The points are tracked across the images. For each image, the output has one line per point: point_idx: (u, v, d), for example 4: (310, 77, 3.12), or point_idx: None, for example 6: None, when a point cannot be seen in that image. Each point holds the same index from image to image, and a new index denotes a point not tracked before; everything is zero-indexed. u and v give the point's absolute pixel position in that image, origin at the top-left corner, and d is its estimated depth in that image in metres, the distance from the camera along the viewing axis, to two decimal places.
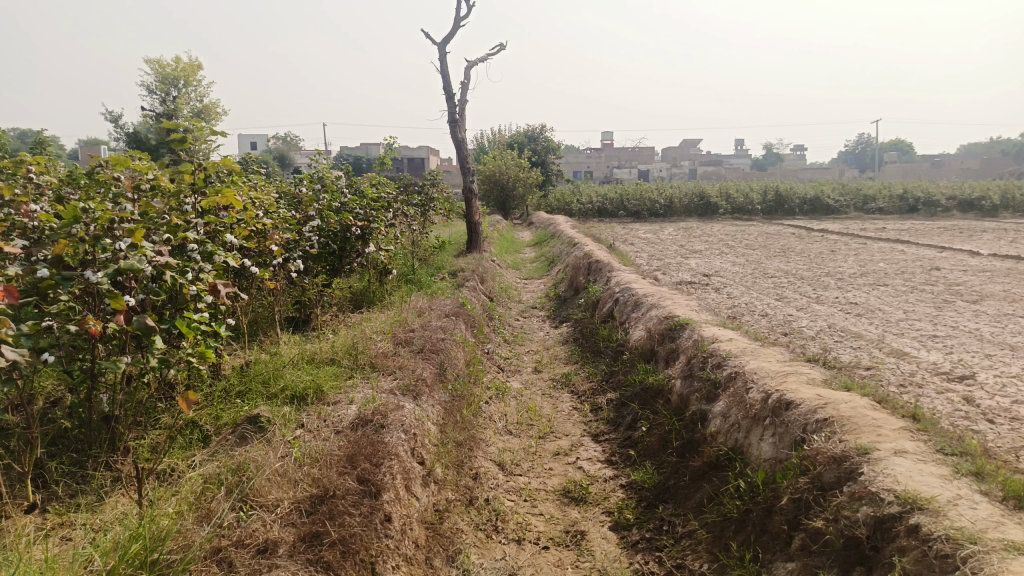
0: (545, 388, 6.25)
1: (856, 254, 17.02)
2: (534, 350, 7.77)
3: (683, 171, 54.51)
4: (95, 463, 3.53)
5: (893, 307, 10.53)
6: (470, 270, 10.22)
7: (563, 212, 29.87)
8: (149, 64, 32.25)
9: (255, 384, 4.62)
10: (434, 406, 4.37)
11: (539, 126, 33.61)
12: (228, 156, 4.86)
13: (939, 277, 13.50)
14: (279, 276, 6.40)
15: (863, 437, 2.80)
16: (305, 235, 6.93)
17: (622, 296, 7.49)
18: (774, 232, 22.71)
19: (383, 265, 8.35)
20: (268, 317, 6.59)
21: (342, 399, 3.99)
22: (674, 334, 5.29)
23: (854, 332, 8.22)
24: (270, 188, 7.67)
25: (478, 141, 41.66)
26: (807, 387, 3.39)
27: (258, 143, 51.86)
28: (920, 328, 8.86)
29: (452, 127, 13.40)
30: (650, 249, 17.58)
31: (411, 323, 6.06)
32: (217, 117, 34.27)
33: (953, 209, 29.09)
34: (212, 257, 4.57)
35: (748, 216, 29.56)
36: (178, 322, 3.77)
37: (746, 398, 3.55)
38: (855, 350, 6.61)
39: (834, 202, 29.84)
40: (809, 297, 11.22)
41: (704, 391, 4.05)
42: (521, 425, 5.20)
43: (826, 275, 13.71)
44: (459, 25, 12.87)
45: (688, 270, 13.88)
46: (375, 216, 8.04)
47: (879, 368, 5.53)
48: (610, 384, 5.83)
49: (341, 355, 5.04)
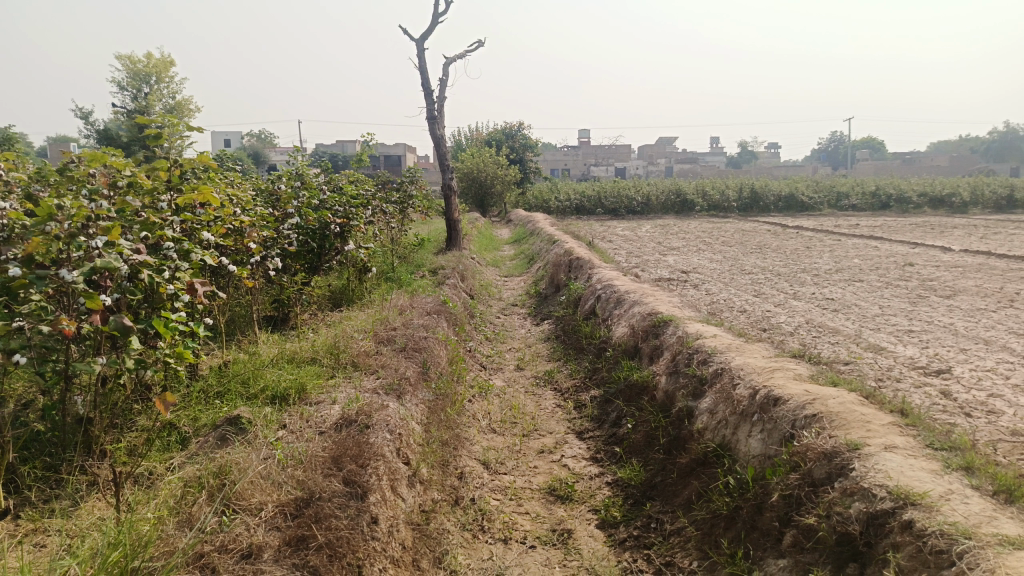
0: (527, 385, 6.22)
1: (830, 250, 17.22)
2: (516, 347, 7.74)
3: (660, 168, 54.81)
4: (69, 467, 3.42)
5: (869, 302, 10.66)
6: (451, 267, 10.16)
7: (541, 209, 29.89)
8: (121, 60, 31.68)
9: (234, 384, 4.53)
10: (418, 405, 4.32)
11: (517, 123, 33.58)
12: (205, 152, 4.76)
13: (912, 272, 13.70)
14: (257, 275, 6.29)
15: (852, 432, 2.80)
16: (283, 232, 6.83)
17: (603, 293, 7.48)
18: (750, 229, 22.90)
19: (362, 263, 8.27)
20: (245, 316, 6.48)
21: (325, 399, 3.92)
22: (657, 330, 5.28)
23: (832, 328, 8.29)
24: (247, 185, 7.54)
25: (456, 138, 41.54)
26: (794, 383, 3.39)
27: (233, 140, 51.24)
28: (896, 323, 8.98)
29: (431, 124, 13.31)
30: (629, 246, 17.64)
31: (392, 321, 5.99)
32: (191, 113, 33.78)
33: (924, 205, 29.58)
34: (189, 256, 4.48)
35: (724, 213, 29.81)
36: (156, 322, 3.68)
37: (733, 394, 3.54)
38: (834, 346, 6.66)
39: (809, 198, 30.20)
40: (786, 293, 11.32)
41: (690, 387, 4.04)
42: (505, 424, 5.16)
43: (802, 271, 13.85)
44: (437, 21, 12.79)
45: (667, 267, 13.93)
46: (354, 213, 7.95)
47: (858, 363, 5.58)
48: (593, 381, 5.82)
49: (322, 354, 4.96)
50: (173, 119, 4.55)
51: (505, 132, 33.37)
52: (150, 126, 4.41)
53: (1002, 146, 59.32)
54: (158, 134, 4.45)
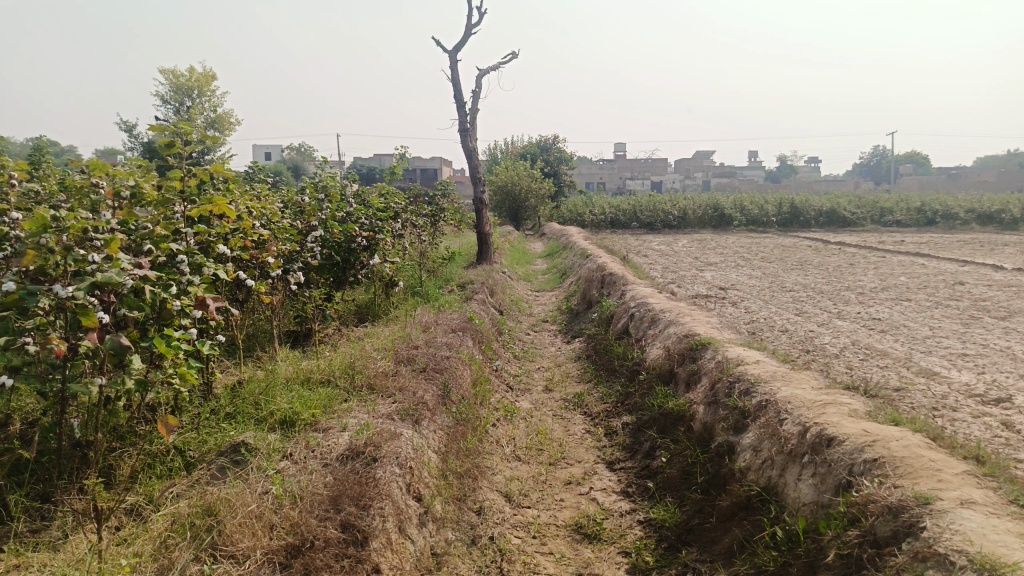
0: (555, 409, 5.90)
1: (875, 267, 16.59)
2: (545, 367, 7.42)
3: (697, 182, 54.12)
4: (60, 495, 3.22)
5: (918, 323, 10.12)
6: (480, 282, 9.92)
7: (575, 223, 29.64)
8: (164, 74, 32.29)
9: (245, 405, 4.32)
10: (435, 432, 4.04)
11: (552, 137, 33.40)
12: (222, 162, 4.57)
13: (962, 292, 13.06)
14: (278, 290, 6.08)
15: (920, 482, 2.44)
16: (307, 245, 6.63)
17: (637, 311, 7.14)
18: (790, 245, 22.25)
19: (388, 278, 8.05)
20: (266, 331, 6.29)
21: (334, 424, 3.66)
22: (695, 354, 4.93)
23: (879, 351, 7.83)
24: (272, 197, 7.36)
25: (490, 151, 41.54)
26: (850, 420, 3.02)
27: (273, 154, 52.27)
28: (948, 346, 8.47)
29: (463, 136, 13.13)
30: (664, 261, 17.20)
31: (415, 339, 5.73)
32: (231, 127, 34.20)
33: (972, 221, 28.51)
34: (201, 269, 4.31)
35: (763, 228, 29.19)
36: (157, 341, 3.48)
37: (780, 430, 3.19)
38: (882, 370, 6.23)
39: (851, 214, 29.42)
40: (829, 312, 10.82)
41: (731, 420, 3.68)
42: (531, 451, 4.85)
43: (845, 289, 13.31)
44: (470, 33, 12.64)
45: (704, 283, 13.50)
46: (381, 226, 7.75)
47: (909, 390, 5.17)
48: (625, 406, 5.48)
49: (339, 373, 4.71)
50: (184, 125, 4.31)
51: (540, 146, 33.21)
52: (160, 134, 4.20)
53: None
54: (170, 142, 4.25)
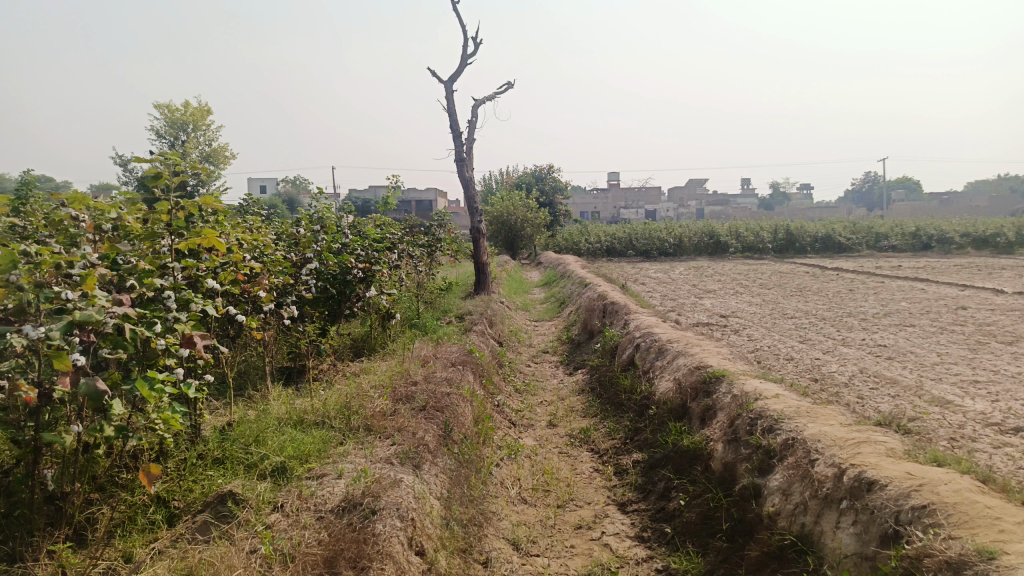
0: (561, 445, 5.64)
1: (875, 293, 16.44)
2: (548, 400, 7.16)
3: (692, 210, 54.20)
4: (27, 554, 2.96)
5: (925, 349, 9.91)
6: (479, 313, 9.70)
7: (572, 252, 29.54)
8: (159, 109, 32.28)
9: (235, 450, 4.07)
10: (437, 476, 3.79)
11: (546, 166, 33.46)
12: (211, 194, 4.33)
13: (966, 317, 12.87)
14: (271, 326, 5.85)
15: (980, 533, 2.20)
16: (301, 278, 6.41)
17: (642, 341, 6.92)
18: (788, 271, 22.13)
19: (385, 310, 7.82)
20: (258, 368, 6.05)
21: (329, 471, 3.41)
22: (708, 387, 4.70)
23: (889, 379, 7.61)
24: (265, 229, 7.16)
25: (485, 182, 41.63)
26: (889, 461, 2.79)
27: (269, 186, 52.29)
28: (958, 372, 8.24)
29: (460, 166, 13.01)
30: (663, 289, 17.00)
31: (413, 375, 5.48)
32: (226, 160, 34.10)
33: (967, 246, 28.46)
34: (189, 306, 4.10)
35: (759, 254, 29.13)
36: (138, 384, 3.24)
37: (812, 472, 2.95)
38: (896, 399, 6.01)
39: (846, 240, 29.39)
40: (834, 339, 10.62)
41: (755, 461, 3.43)
42: (537, 493, 4.58)
43: (848, 315, 13.11)
44: (466, 63, 12.58)
45: (704, 310, 13.30)
46: (377, 258, 7.54)
47: (926, 421, 4.95)
48: (634, 443, 5.24)
49: (334, 412, 4.46)
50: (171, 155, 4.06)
51: (535, 176, 33.24)
52: (145, 164, 3.95)
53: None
54: (157, 172, 3.97)
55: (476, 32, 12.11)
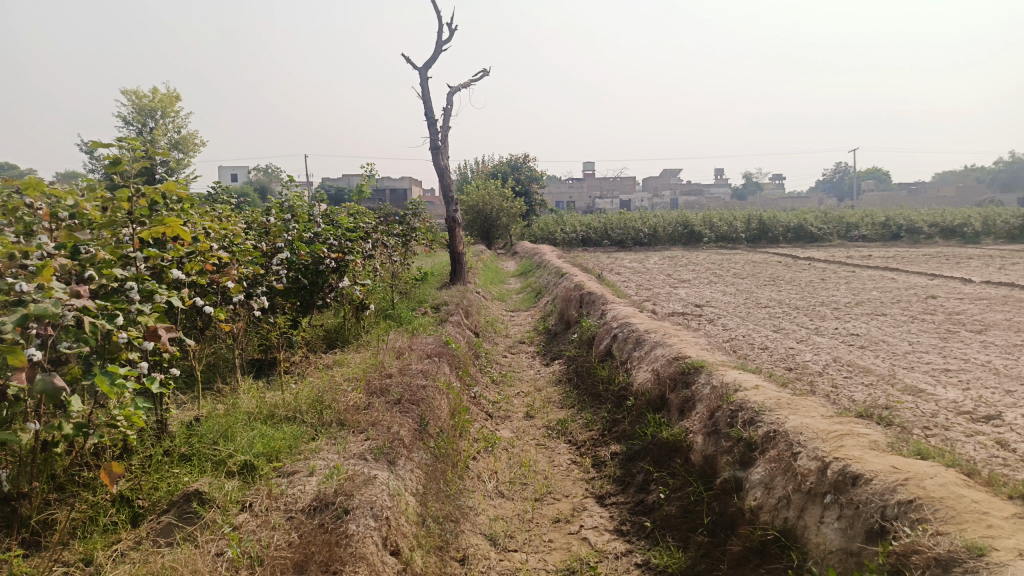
0: (538, 437, 5.57)
1: (846, 282, 16.61)
2: (524, 392, 7.09)
3: (666, 200, 54.41)
4: None
5: (896, 338, 10.01)
6: (454, 303, 9.59)
7: (547, 241, 29.49)
8: (126, 95, 31.50)
9: (202, 446, 3.94)
10: (413, 472, 3.70)
11: (522, 156, 33.32)
12: (172, 181, 4.17)
13: (935, 306, 13.04)
14: (241, 317, 5.69)
15: (967, 528, 2.16)
16: (271, 268, 6.25)
17: (620, 331, 6.86)
18: (761, 261, 22.31)
19: (359, 301, 7.67)
20: (228, 360, 5.89)
21: (300, 468, 3.30)
22: (686, 378, 4.65)
23: (862, 368, 7.66)
24: (234, 218, 6.98)
25: (460, 171, 41.36)
26: (873, 454, 2.75)
27: (240, 175, 51.38)
28: (929, 361, 8.33)
29: (435, 154, 12.84)
30: (638, 279, 17.01)
31: (387, 367, 5.37)
32: (196, 148, 33.41)
33: (935, 235, 28.90)
34: (153, 297, 3.95)
35: (732, 244, 29.33)
36: (98, 379, 3.10)
37: (795, 466, 2.91)
38: (870, 388, 6.03)
39: (818, 229, 29.71)
40: (808, 328, 10.68)
41: (736, 453, 3.38)
42: (514, 486, 4.51)
43: (820, 304, 13.21)
44: (440, 50, 12.39)
45: (680, 300, 13.32)
46: (351, 248, 7.39)
47: (900, 410, 4.96)
48: (613, 435, 5.18)
49: (306, 406, 4.34)
50: (132, 140, 3.88)
51: (511, 165, 33.10)
52: (104, 149, 3.77)
53: (1007, 179, 58.69)
54: (116, 158, 3.79)
55: (451, 18, 11.92)
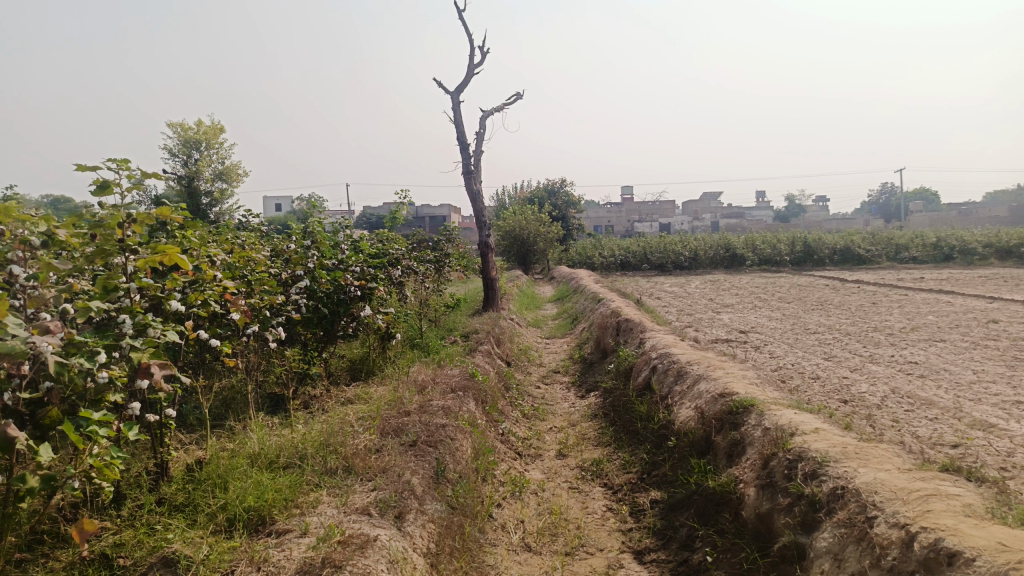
0: (571, 480, 5.10)
1: (900, 306, 15.79)
2: (557, 427, 6.62)
3: (706, 223, 53.46)
4: None
5: (959, 366, 9.28)
6: (485, 331, 9.20)
7: (585, 266, 29.06)
8: (173, 127, 32.07)
9: (199, 495, 3.60)
10: (421, 529, 3.30)
11: (559, 180, 33.04)
12: (167, 206, 3.88)
13: (998, 331, 12.19)
14: (253, 351, 5.39)
15: None
16: (289, 297, 5.94)
17: (659, 362, 6.38)
18: (807, 284, 21.48)
19: (384, 331, 7.32)
20: (242, 396, 5.59)
21: (292, 526, 2.94)
22: (735, 418, 4.17)
23: (925, 400, 7.03)
24: (254, 245, 6.71)
25: (498, 198, 41.25)
26: (970, 523, 2.26)
27: (283, 204, 52.00)
28: (998, 392, 7.63)
29: (467, 179, 12.55)
30: (679, 303, 16.41)
31: (406, 404, 4.97)
32: (238, 178, 33.82)
33: (991, 256, 27.59)
34: (146, 331, 3.68)
35: (776, 267, 28.46)
36: (67, 427, 2.78)
37: (871, 535, 2.42)
38: (936, 424, 5.44)
39: (865, 251, 28.65)
40: (861, 356, 10.01)
41: (798, 513, 2.89)
42: (543, 538, 4.04)
43: (873, 330, 12.47)
44: (472, 73, 12.16)
45: (723, 326, 12.71)
46: (374, 275, 7.05)
47: (977, 454, 4.40)
48: (652, 480, 4.70)
49: (313, 449, 3.99)
50: (121, 161, 3.58)
51: (548, 190, 32.86)
52: (91, 174, 3.45)
53: None
54: (104, 182, 3.49)
55: (482, 42, 11.70)
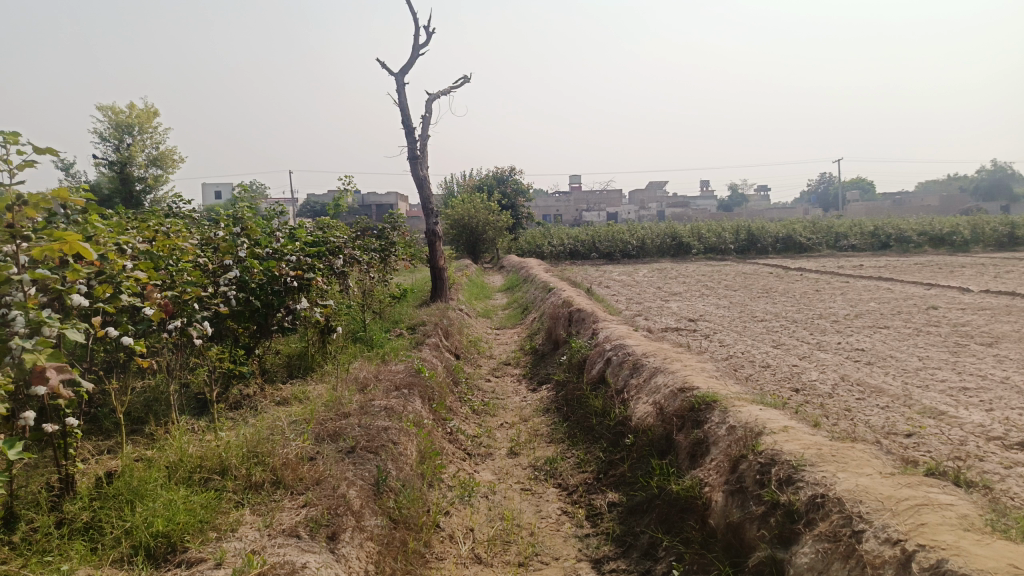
0: (523, 481, 4.81)
1: (842, 293, 16.02)
2: (508, 423, 6.32)
3: (653, 212, 53.82)
4: None
5: (905, 353, 9.33)
6: (432, 322, 8.84)
7: (534, 255, 28.84)
8: (103, 110, 30.49)
9: (104, 516, 3.16)
10: (356, 549, 2.96)
11: (508, 169, 32.71)
12: (64, 188, 3.40)
13: (938, 317, 12.38)
14: (174, 349, 4.92)
15: None
16: (218, 289, 5.46)
17: (614, 354, 6.14)
18: (752, 272, 21.69)
19: (324, 324, 6.88)
20: (164, 399, 5.11)
21: (206, 556, 2.60)
22: (697, 416, 3.93)
23: (875, 388, 6.99)
24: (180, 232, 6.18)
25: (446, 186, 40.70)
26: (971, 539, 2.05)
27: (225, 192, 50.23)
28: (944, 378, 7.64)
29: (413, 165, 12.11)
30: (628, 292, 16.29)
31: (344, 405, 4.59)
32: (175, 164, 32.39)
33: (924, 244, 28.44)
34: (40, 330, 3.20)
35: (722, 255, 28.74)
36: None
37: (860, 552, 2.19)
38: (890, 412, 5.35)
39: (807, 240, 29.19)
40: (809, 343, 10.00)
41: (775, 524, 2.65)
42: (494, 547, 3.73)
43: (818, 317, 12.54)
44: (417, 55, 11.70)
45: (672, 314, 12.59)
46: (312, 265, 6.59)
47: (937, 447, 4.27)
48: (610, 481, 4.44)
49: (238, 460, 3.58)
50: (9, 135, 3.10)
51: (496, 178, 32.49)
52: None
53: (988, 186, 57.01)
54: None
55: (427, 22, 11.26)
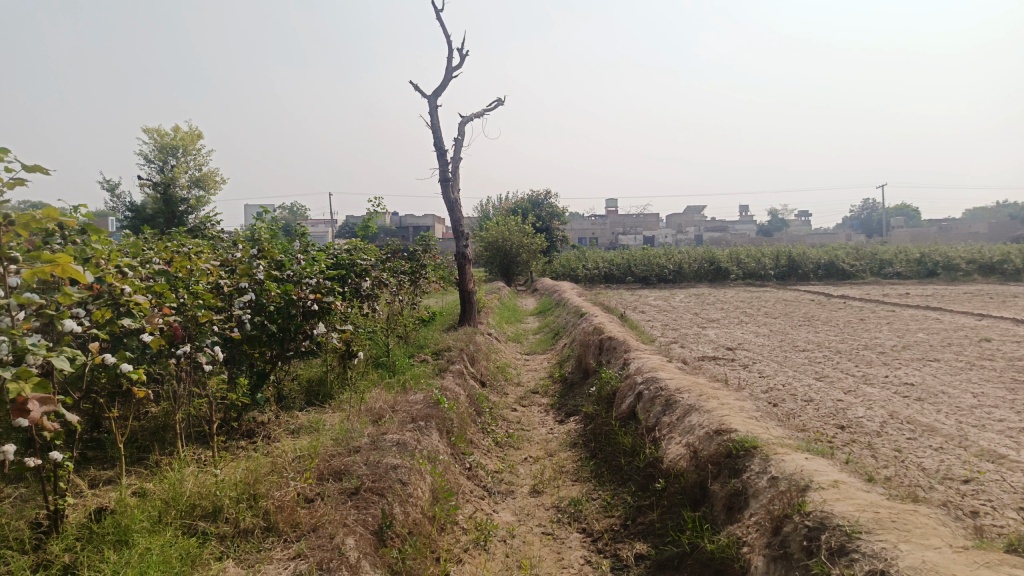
0: (544, 524, 4.46)
1: (889, 323, 15.35)
2: (532, 457, 5.97)
3: (690, 236, 53.12)
4: None
5: (958, 389, 8.75)
6: (458, 348, 8.55)
7: (568, 278, 28.51)
8: (150, 132, 31.17)
9: (82, 563, 2.91)
10: None
11: (544, 192, 32.55)
12: (56, 207, 3.19)
13: (992, 351, 11.69)
14: (182, 375, 4.70)
15: None
16: (232, 314, 5.24)
17: (645, 387, 5.77)
18: (793, 299, 21.03)
19: (344, 350, 6.63)
20: (171, 428, 4.90)
21: None
22: (736, 464, 3.57)
23: (927, 426, 6.48)
24: (200, 254, 6.02)
25: (481, 209, 40.70)
26: None
27: None
28: (1002, 418, 7.07)
29: (444, 187, 11.93)
30: (663, 318, 15.82)
31: (355, 440, 4.31)
32: (217, 185, 32.89)
33: (974, 273, 27.41)
34: (24, 358, 2.97)
35: (761, 281, 28.06)
36: None
37: None
38: (945, 455, 4.88)
39: (849, 266, 28.35)
40: (854, 376, 9.46)
41: None
42: None
43: (863, 348, 11.95)
44: (450, 76, 11.57)
45: (709, 342, 12.11)
46: (332, 289, 6.35)
47: (1004, 501, 3.81)
48: (639, 530, 4.08)
49: (231, 501, 3.33)
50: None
51: (532, 201, 32.34)
52: None
53: None
54: None
55: (461, 43, 11.16)
